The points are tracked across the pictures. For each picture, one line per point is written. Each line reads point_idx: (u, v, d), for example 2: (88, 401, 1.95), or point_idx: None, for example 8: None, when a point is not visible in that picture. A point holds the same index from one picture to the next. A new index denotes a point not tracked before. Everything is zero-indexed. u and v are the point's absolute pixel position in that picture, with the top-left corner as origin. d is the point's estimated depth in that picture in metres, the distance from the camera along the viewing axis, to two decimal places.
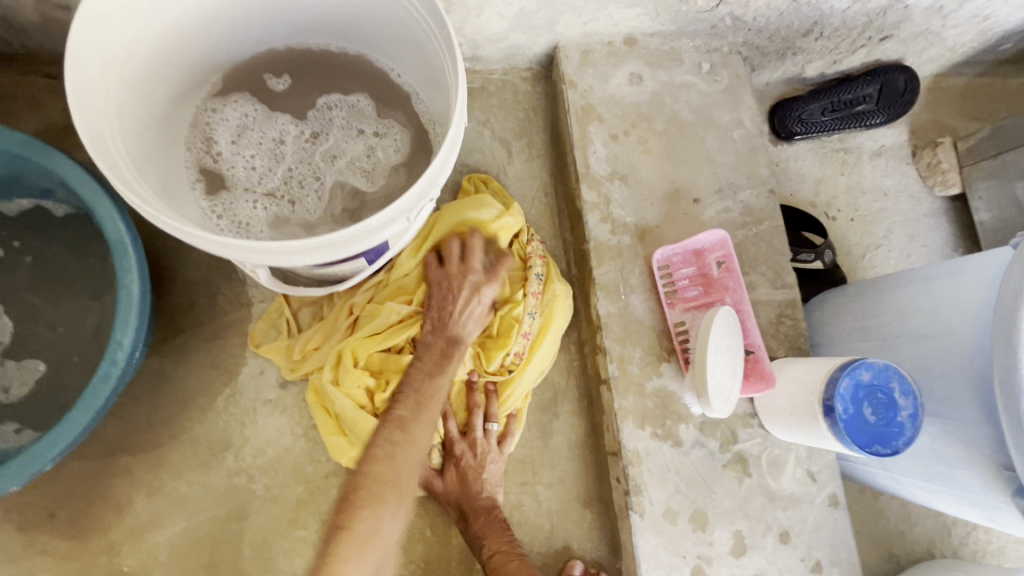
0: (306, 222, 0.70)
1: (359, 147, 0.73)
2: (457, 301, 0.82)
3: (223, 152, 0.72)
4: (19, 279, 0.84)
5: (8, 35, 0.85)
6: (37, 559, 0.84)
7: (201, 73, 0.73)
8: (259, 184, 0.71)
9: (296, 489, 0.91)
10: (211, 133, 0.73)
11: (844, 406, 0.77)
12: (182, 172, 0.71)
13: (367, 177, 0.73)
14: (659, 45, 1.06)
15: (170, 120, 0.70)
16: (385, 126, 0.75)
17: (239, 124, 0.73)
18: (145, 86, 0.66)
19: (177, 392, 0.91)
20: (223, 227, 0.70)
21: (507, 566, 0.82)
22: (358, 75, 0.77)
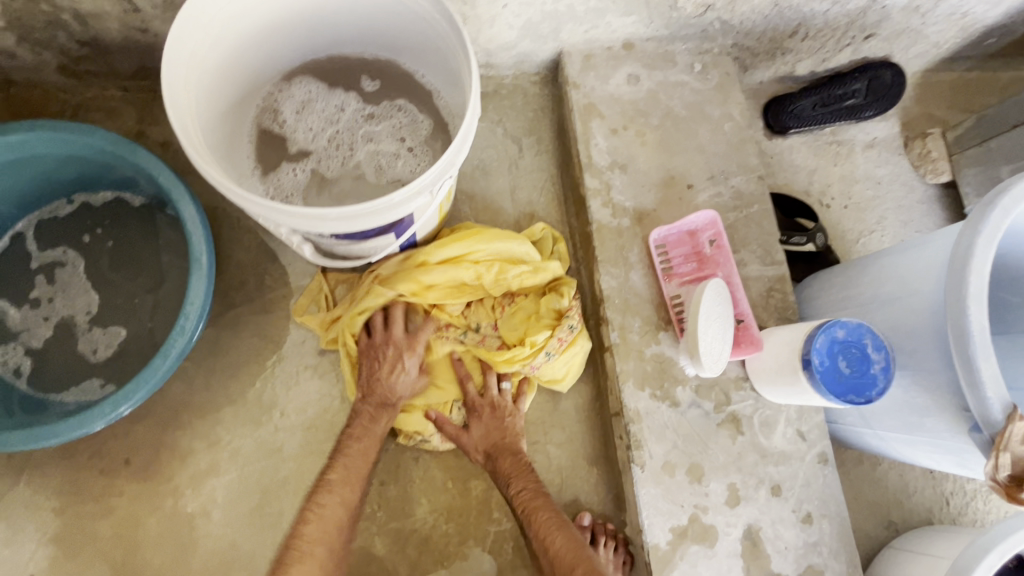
0: (320, 183, 0.86)
1: (390, 140, 0.88)
2: (389, 364, 0.97)
3: (288, 116, 0.88)
4: (102, 259, 0.99)
5: (96, 55, 1.01)
6: (114, 500, 0.98)
7: (267, 69, 0.87)
8: (305, 144, 0.87)
9: (333, 443, 1.03)
10: (289, 93, 0.89)
11: (820, 358, 0.86)
12: (243, 148, 0.86)
13: (378, 172, 0.87)
14: (655, 49, 1.18)
15: (237, 107, 0.85)
16: (412, 122, 0.88)
17: (307, 97, 0.89)
18: (221, 79, 0.80)
19: (231, 358, 1.04)
20: (257, 166, 0.86)
21: (534, 501, 0.92)
22: (389, 78, 0.90)
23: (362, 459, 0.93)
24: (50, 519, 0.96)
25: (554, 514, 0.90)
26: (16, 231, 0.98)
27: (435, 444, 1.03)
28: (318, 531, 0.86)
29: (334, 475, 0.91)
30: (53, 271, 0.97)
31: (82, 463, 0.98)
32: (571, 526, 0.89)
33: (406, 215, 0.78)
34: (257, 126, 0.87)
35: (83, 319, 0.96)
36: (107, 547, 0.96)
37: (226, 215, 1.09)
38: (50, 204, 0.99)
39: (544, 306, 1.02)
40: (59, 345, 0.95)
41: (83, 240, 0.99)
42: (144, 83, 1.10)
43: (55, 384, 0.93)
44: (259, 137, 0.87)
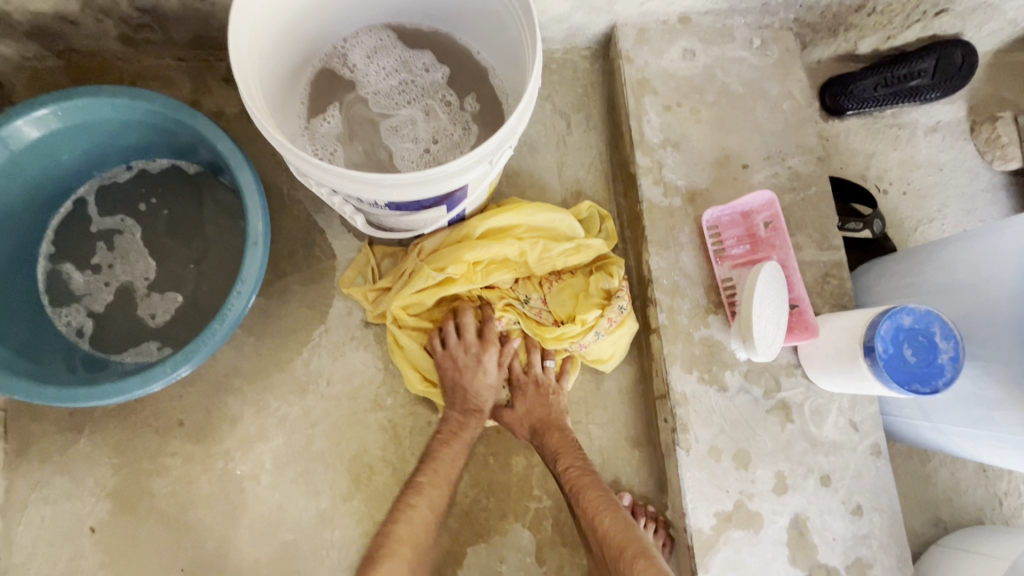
0: (343, 120, 0.87)
1: (431, 129, 0.87)
2: (473, 369, 0.98)
3: (370, 57, 0.89)
4: (158, 226, 1.01)
5: (155, 23, 1.02)
6: (168, 459, 1.01)
7: (324, 36, 0.87)
8: (364, 82, 0.88)
9: (377, 414, 1.04)
10: (386, 39, 0.89)
11: (884, 346, 0.83)
12: (295, 112, 0.86)
13: (395, 139, 0.87)
14: (712, 22, 1.14)
15: (292, 71, 0.85)
16: (466, 131, 0.87)
17: (399, 49, 0.89)
18: (280, 40, 0.80)
19: (279, 327, 1.06)
20: (308, 82, 0.88)
21: (582, 479, 0.91)
22: (443, 51, 0.90)
23: (453, 464, 0.94)
24: (109, 475, 1.00)
25: (603, 492, 0.89)
26: (78, 196, 1.00)
27: None
28: (407, 531, 0.88)
29: (425, 477, 0.92)
30: (113, 238, 1.00)
31: (139, 423, 1.01)
32: (620, 508, 0.88)
33: (463, 183, 0.77)
34: (331, 51, 0.89)
35: (141, 285, 0.99)
36: (160, 505, 1.00)
37: (276, 186, 1.10)
38: (110, 169, 1.01)
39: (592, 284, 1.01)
40: (120, 308, 0.97)
41: (140, 208, 1.01)
42: (198, 54, 1.11)
43: (115, 346, 0.96)
44: (312, 102, 0.87)
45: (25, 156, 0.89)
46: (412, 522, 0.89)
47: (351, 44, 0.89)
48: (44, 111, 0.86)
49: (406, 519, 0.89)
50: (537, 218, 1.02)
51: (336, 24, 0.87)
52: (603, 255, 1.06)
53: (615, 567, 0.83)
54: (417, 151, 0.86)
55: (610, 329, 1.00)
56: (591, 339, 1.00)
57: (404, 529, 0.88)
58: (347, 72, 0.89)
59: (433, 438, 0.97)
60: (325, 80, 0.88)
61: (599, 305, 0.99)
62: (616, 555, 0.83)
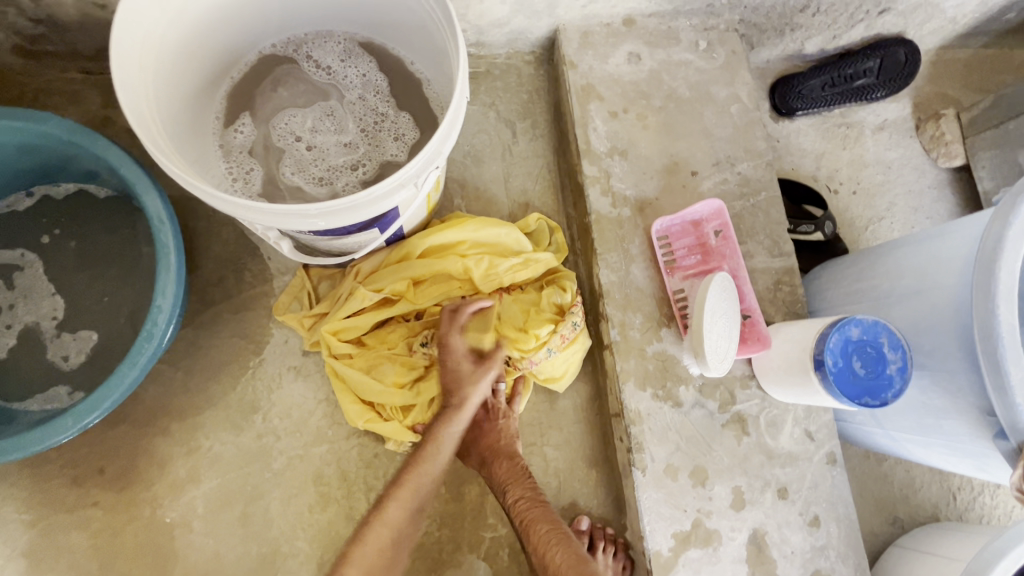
0: (266, 90, 0.81)
1: (321, 147, 0.79)
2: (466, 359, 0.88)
3: (345, 59, 0.83)
4: (65, 258, 0.92)
5: (52, 34, 0.93)
6: (88, 510, 0.92)
7: (241, 42, 0.80)
8: (317, 70, 0.82)
9: (319, 448, 0.98)
10: (374, 54, 0.84)
11: (834, 359, 0.81)
12: (207, 125, 0.79)
13: (288, 129, 0.79)
14: (657, 25, 1.10)
15: (207, 75, 0.78)
16: (339, 180, 0.79)
17: (376, 68, 0.83)
18: (184, 48, 0.73)
19: (208, 361, 0.98)
20: (273, 48, 0.83)
21: (532, 511, 0.87)
22: (373, 59, 0.83)
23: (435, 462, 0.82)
24: (21, 533, 0.91)
25: (553, 524, 0.85)
26: None
27: None
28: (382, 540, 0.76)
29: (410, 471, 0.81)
30: (12, 275, 0.90)
31: (53, 472, 0.93)
32: (574, 548, 0.82)
33: (389, 208, 0.72)
34: (313, 38, 0.83)
35: (49, 325, 0.89)
36: (81, 561, 0.91)
37: (201, 207, 1.02)
38: (8, 197, 0.92)
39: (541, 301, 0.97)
40: (25, 352, 0.88)
41: (43, 240, 0.92)
42: (108, 65, 1.02)
43: (20, 392, 0.87)
44: (226, 113, 0.80)
45: None
46: (400, 511, 0.78)
47: (339, 41, 0.84)
48: None
49: (394, 513, 0.78)
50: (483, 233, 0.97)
51: (334, 18, 0.81)
52: (553, 270, 1.02)
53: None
54: (320, 165, 0.79)
55: (564, 348, 0.96)
56: (543, 356, 0.95)
57: (391, 520, 0.77)
58: (310, 58, 0.83)
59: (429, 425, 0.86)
60: (285, 54, 0.83)
61: (551, 325, 0.95)
62: None
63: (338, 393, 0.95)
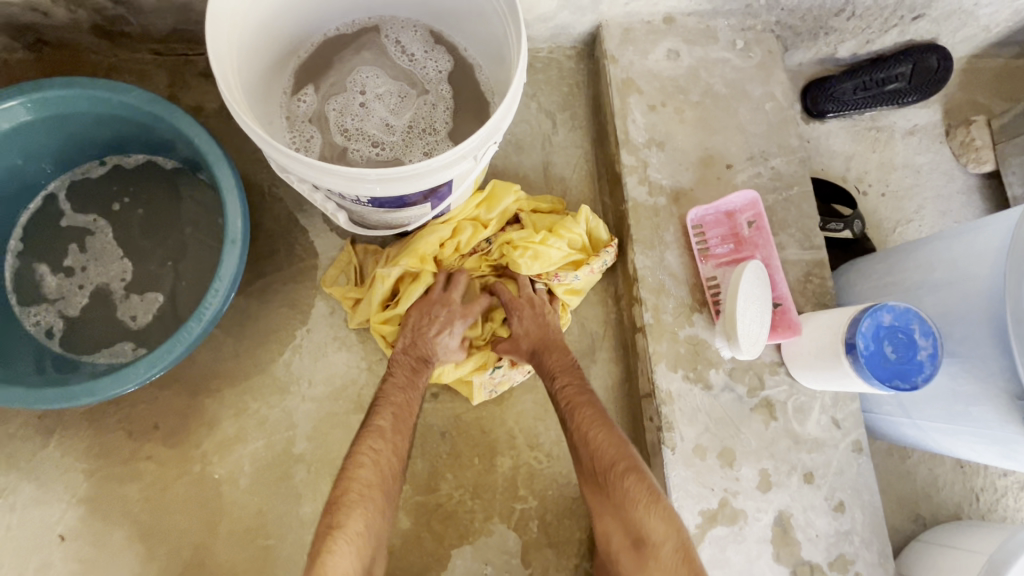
0: (344, 55, 0.87)
1: (364, 116, 0.85)
2: (436, 326, 0.94)
3: (430, 52, 0.89)
4: (134, 225, 0.97)
5: (130, 15, 0.99)
6: (142, 463, 0.98)
7: (312, 21, 0.85)
8: (400, 49, 0.88)
9: (359, 415, 1.02)
10: (454, 53, 0.89)
11: (866, 343, 0.84)
12: (277, 81, 0.85)
13: (348, 90, 0.85)
14: (696, 24, 1.15)
15: (300, 28, 0.85)
16: (358, 149, 0.84)
17: (450, 72, 0.89)
18: (265, 21, 0.78)
19: (259, 328, 1.03)
20: (368, 19, 0.89)
21: (578, 397, 0.90)
22: (443, 52, 0.89)
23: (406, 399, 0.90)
24: (80, 481, 0.96)
25: (599, 411, 0.89)
26: (48, 193, 0.96)
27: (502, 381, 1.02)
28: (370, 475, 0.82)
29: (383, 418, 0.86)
30: (84, 239, 0.96)
31: (111, 426, 0.98)
32: (619, 435, 0.87)
33: (447, 180, 0.76)
34: (408, 24, 0.89)
35: (118, 286, 0.95)
36: (135, 511, 0.96)
37: (257, 183, 1.08)
38: (83, 165, 0.97)
39: (561, 230, 1.00)
40: (95, 311, 0.94)
41: (113, 207, 0.97)
42: (177, 47, 1.08)
43: (89, 347, 0.92)
44: (298, 70, 0.86)
45: None
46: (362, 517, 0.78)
47: (428, 34, 0.89)
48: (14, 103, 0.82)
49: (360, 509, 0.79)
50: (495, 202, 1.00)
51: (436, 13, 0.87)
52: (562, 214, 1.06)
53: (602, 479, 0.85)
54: (351, 128, 0.84)
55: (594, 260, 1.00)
56: (572, 281, 1.01)
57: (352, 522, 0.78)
58: (397, 40, 0.88)
59: (383, 384, 0.91)
60: (377, 27, 0.89)
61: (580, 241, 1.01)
62: (606, 472, 0.84)
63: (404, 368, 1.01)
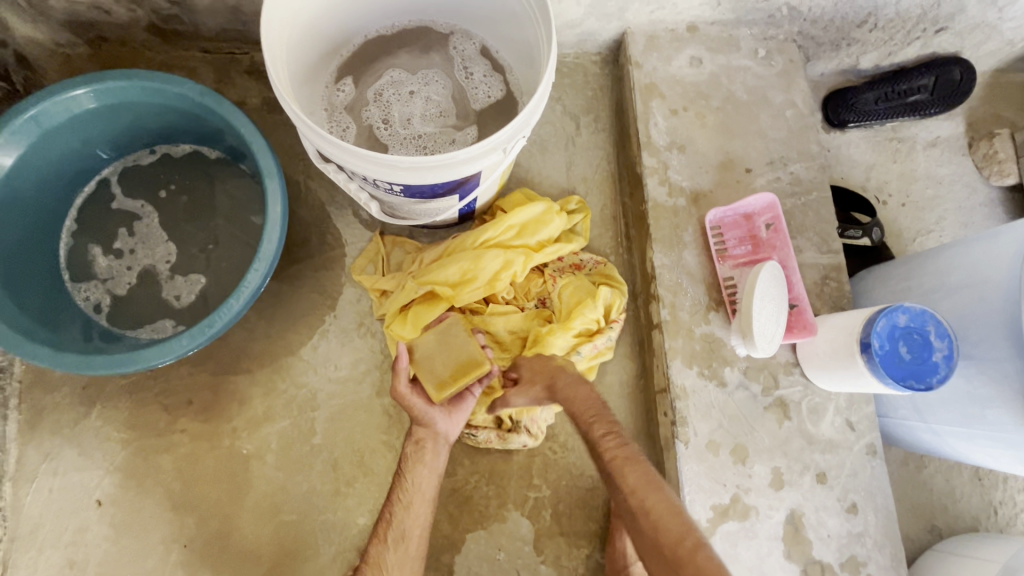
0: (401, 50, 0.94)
1: (394, 107, 0.91)
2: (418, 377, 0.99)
3: (483, 68, 0.94)
4: (179, 211, 1.03)
5: (185, 15, 1.06)
6: (176, 436, 1.02)
7: (369, 17, 0.91)
8: (456, 52, 0.94)
9: (381, 400, 1.06)
10: (502, 68, 0.94)
11: (880, 343, 0.85)
12: (329, 64, 0.93)
13: (394, 80, 0.91)
14: (719, 33, 1.18)
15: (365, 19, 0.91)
16: (373, 134, 0.90)
17: (491, 88, 0.93)
18: (321, 12, 0.84)
19: (289, 311, 1.08)
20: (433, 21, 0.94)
21: (622, 451, 0.88)
22: (494, 66, 0.94)
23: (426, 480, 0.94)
24: (118, 450, 1.01)
25: (645, 468, 0.86)
26: (101, 178, 1.03)
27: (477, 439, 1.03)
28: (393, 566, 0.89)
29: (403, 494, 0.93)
30: (132, 223, 1.02)
31: (149, 400, 1.03)
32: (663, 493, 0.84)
33: (477, 170, 0.80)
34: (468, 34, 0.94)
35: (163, 268, 1.01)
36: (167, 481, 1.01)
37: (293, 175, 1.13)
38: (134, 153, 1.04)
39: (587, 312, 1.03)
40: (141, 290, 1.00)
41: (160, 194, 1.03)
42: (224, 46, 1.15)
43: (133, 324, 0.98)
44: (353, 54, 0.93)
45: (56, 135, 0.92)
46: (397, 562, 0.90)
47: (485, 47, 0.95)
48: (79, 92, 0.89)
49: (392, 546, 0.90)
50: (543, 232, 1.06)
51: (494, 28, 0.92)
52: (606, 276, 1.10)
53: (671, 556, 0.76)
54: (379, 114, 0.90)
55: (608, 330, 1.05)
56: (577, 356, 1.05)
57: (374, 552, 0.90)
58: (456, 45, 0.94)
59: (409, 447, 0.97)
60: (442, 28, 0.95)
61: (597, 326, 1.05)
62: (671, 542, 0.77)
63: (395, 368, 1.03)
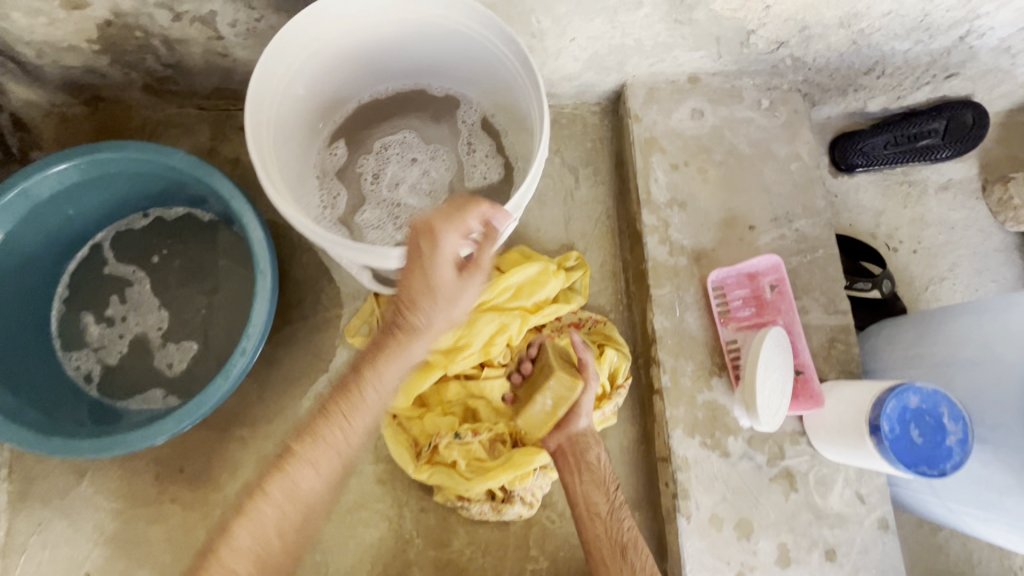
0: (399, 116, 0.96)
1: (386, 172, 0.93)
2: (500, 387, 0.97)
3: (479, 138, 0.94)
4: (171, 275, 1.02)
5: (179, 77, 1.06)
6: (167, 506, 1.01)
7: (368, 79, 0.94)
8: (453, 120, 0.96)
9: (375, 467, 1.04)
10: (498, 135, 0.94)
11: (890, 425, 0.81)
12: (326, 124, 0.95)
13: (392, 146, 0.95)
14: (721, 83, 1.15)
15: (362, 82, 0.94)
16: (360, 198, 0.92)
17: (484, 158, 0.95)
18: (320, 80, 0.87)
19: (282, 375, 1.06)
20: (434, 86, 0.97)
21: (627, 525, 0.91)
22: (488, 136, 0.95)
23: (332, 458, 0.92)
24: (109, 520, 1.00)
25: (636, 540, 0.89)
26: (93, 243, 1.02)
27: (468, 513, 0.99)
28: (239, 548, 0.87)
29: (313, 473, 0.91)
30: (125, 289, 1.01)
31: (140, 468, 1.02)
32: (642, 574, 0.85)
33: (466, 253, 0.78)
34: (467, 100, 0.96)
35: (156, 335, 0.99)
36: (158, 552, 1.00)
37: (287, 233, 1.12)
38: (127, 216, 1.03)
39: None
40: (133, 359, 0.98)
41: (152, 259, 1.02)
42: (219, 103, 1.14)
43: (124, 394, 0.97)
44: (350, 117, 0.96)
45: (48, 207, 0.92)
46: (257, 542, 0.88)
47: (484, 116, 0.96)
48: (66, 166, 0.88)
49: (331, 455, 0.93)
50: (541, 291, 1.03)
51: (493, 97, 0.93)
52: (608, 335, 1.08)
53: None
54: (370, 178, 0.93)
55: (612, 396, 1.03)
56: None
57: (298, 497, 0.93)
58: (454, 112, 0.96)
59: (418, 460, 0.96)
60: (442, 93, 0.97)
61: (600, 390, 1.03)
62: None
63: (386, 439, 1.00)
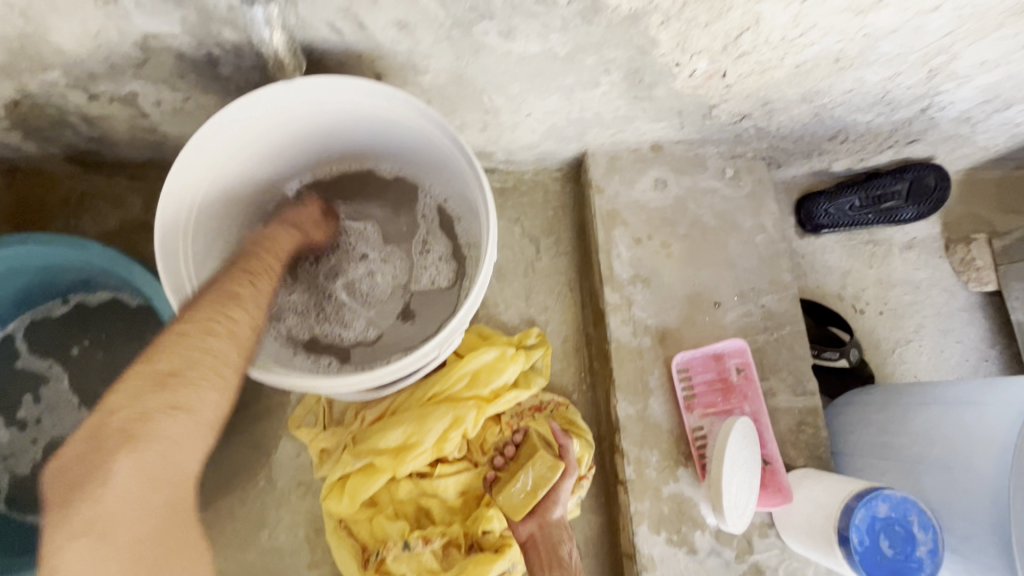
0: (346, 195, 0.96)
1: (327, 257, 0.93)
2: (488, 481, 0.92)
3: (431, 229, 0.95)
4: (91, 369, 0.93)
5: (104, 149, 0.97)
6: None
7: (317, 156, 0.93)
8: (404, 204, 0.96)
9: (321, 570, 0.96)
10: (451, 225, 0.94)
11: (860, 537, 0.78)
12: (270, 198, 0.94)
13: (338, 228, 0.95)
14: (685, 151, 1.11)
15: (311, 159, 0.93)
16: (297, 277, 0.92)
17: (435, 252, 0.95)
18: (259, 163, 0.85)
19: (220, 471, 0.99)
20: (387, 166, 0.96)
21: None
22: (441, 231, 0.94)
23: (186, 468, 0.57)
24: None
25: None
26: (6, 333, 0.93)
27: None
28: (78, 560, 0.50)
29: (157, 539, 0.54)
30: (38, 387, 0.93)
31: None
32: None
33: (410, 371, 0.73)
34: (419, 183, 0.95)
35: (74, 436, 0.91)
36: None
37: None
38: (44, 303, 0.94)
39: None
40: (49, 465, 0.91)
41: (71, 351, 0.94)
42: (152, 173, 1.06)
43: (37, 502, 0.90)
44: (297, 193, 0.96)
45: None
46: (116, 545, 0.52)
47: (439, 202, 0.95)
48: None
49: (213, 388, 0.61)
50: (497, 379, 0.97)
51: (447, 185, 0.91)
52: (571, 420, 1.02)
53: None
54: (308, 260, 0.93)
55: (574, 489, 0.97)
56: None
57: (132, 469, 0.53)
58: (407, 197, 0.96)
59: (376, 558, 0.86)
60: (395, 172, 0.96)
61: None
62: None
63: (331, 544, 0.93)
